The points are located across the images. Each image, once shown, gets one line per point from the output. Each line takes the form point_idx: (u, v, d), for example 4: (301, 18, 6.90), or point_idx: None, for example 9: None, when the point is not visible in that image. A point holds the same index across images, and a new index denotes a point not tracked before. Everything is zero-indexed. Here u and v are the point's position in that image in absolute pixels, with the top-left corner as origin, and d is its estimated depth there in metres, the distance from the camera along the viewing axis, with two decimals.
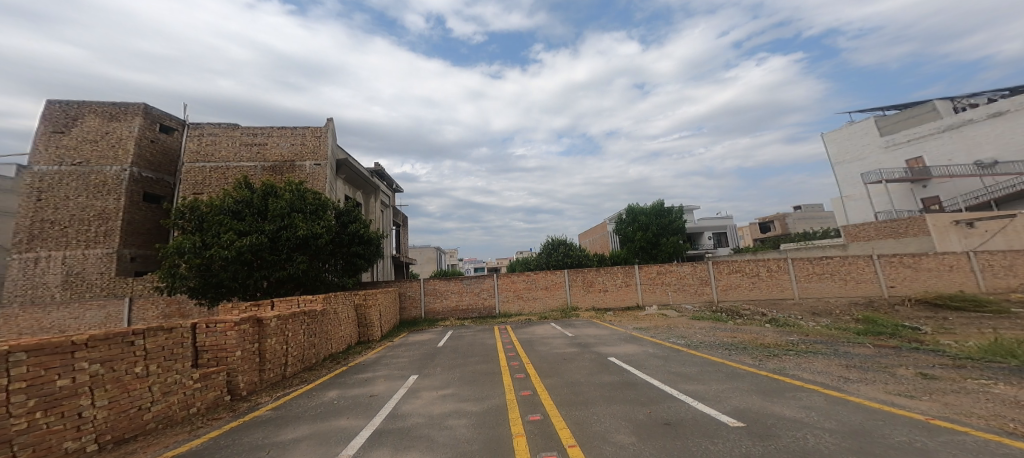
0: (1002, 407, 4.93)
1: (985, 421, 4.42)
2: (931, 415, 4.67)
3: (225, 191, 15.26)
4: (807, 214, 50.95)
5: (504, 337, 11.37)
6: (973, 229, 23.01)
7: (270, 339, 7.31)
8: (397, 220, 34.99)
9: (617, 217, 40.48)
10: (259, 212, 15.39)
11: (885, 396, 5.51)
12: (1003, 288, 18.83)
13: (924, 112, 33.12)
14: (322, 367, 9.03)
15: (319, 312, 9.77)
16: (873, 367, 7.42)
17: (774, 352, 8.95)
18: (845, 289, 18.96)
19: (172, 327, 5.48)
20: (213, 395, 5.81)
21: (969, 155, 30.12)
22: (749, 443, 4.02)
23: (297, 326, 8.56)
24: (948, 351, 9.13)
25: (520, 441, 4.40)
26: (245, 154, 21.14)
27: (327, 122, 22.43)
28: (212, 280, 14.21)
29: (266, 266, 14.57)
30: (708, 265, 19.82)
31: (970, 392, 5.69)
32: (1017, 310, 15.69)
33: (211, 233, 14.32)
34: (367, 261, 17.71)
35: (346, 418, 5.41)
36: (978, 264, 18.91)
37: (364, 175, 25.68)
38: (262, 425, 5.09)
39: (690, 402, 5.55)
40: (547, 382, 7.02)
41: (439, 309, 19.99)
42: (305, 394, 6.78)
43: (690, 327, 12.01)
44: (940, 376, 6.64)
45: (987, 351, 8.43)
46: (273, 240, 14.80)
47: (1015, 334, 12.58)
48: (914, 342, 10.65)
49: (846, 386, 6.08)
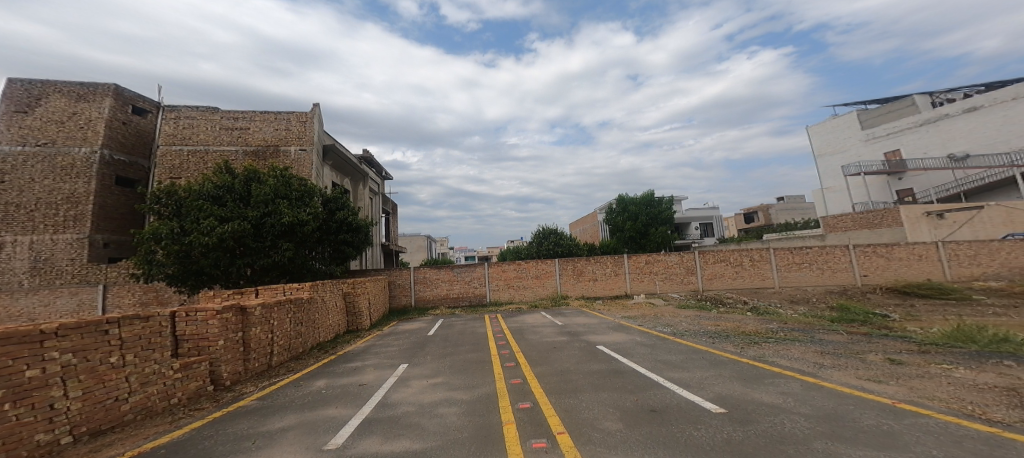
0: (962, 391, 5.19)
1: (952, 405, 4.61)
2: (897, 399, 4.89)
3: (205, 176, 14.78)
4: (789, 205, 52.16)
5: (494, 326, 11.39)
6: (943, 220, 23.94)
7: (254, 329, 7.20)
8: (387, 209, 34.62)
9: (607, 207, 40.82)
10: (241, 198, 15.00)
11: (857, 381, 5.72)
12: (967, 277, 19.71)
13: (903, 106, 34.18)
14: (309, 357, 8.94)
15: (305, 300, 9.64)
16: (846, 354, 7.70)
17: (754, 340, 9.21)
18: (822, 278, 19.58)
19: (149, 316, 5.36)
20: (195, 385, 5.73)
21: (943, 149, 31.14)
22: (730, 428, 4.16)
23: (283, 314, 8.44)
24: (914, 337, 9.52)
25: (511, 429, 4.47)
26: (225, 138, 20.44)
27: (313, 107, 21.87)
28: (191, 268, 13.85)
29: (250, 253, 14.24)
30: (694, 255, 20.12)
31: (933, 376, 5.96)
32: (979, 297, 16.54)
33: (190, 219, 13.92)
34: (355, 249, 17.53)
35: (334, 407, 5.40)
36: (945, 254, 19.72)
37: (352, 162, 25.15)
38: (249, 415, 5.07)
39: (675, 390, 5.68)
40: (537, 370, 7.10)
41: (430, 297, 19.96)
42: (291, 384, 6.71)
43: (677, 316, 12.27)
44: (908, 362, 6.92)
45: (949, 337, 8.84)
46: (257, 227, 14.43)
47: (977, 320, 13.26)
48: (884, 329, 11.07)
49: (821, 372, 6.30)
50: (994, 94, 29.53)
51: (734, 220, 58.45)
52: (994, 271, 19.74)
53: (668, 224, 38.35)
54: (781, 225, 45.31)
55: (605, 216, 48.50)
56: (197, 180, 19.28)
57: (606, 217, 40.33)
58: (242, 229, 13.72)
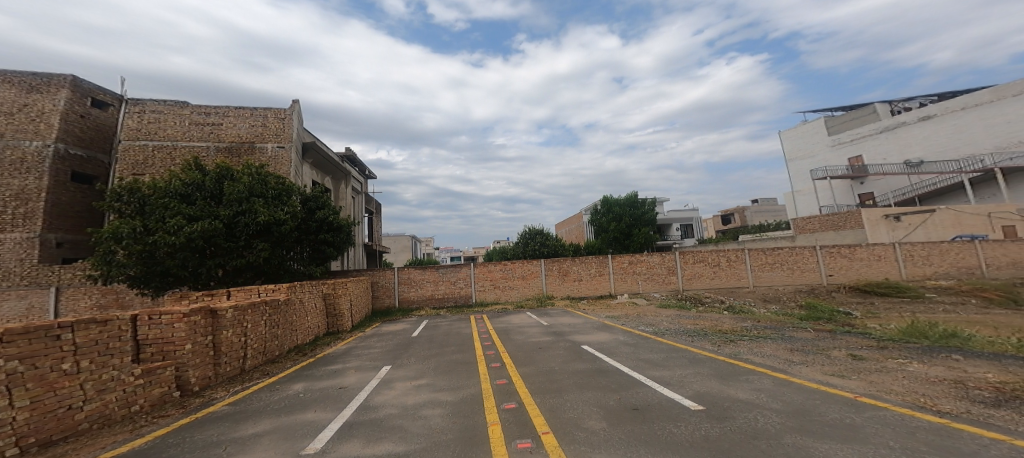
0: (916, 384, 5.50)
1: (907, 398, 4.87)
2: (858, 393, 5.14)
3: (172, 172, 14.14)
4: (762, 207, 54.04)
5: (480, 327, 11.34)
6: (900, 222, 25.20)
7: (225, 332, 6.95)
8: (370, 208, 34.07)
9: (592, 208, 41.37)
10: (212, 197, 14.42)
11: (823, 377, 5.99)
12: (921, 276, 20.89)
13: (865, 114, 35.96)
14: (287, 360, 8.69)
15: (281, 302, 9.36)
16: (813, 350, 8.05)
17: (730, 337, 9.50)
18: (792, 278, 20.36)
19: (107, 319, 5.09)
20: (159, 392, 5.47)
21: (901, 155, 32.98)
22: (707, 425, 4.28)
23: (257, 317, 8.17)
24: (873, 333, 10.05)
25: (495, 429, 4.46)
26: (195, 133, 19.65)
27: (292, 103, 21.31)
28: (156, 269, 13.22)
29: (221, 253, 13.74)
30: (675, 256, 20.57)
31: (890, 370, 6.30)
32: (931, 295, 17.88)
33: (155, 218, 13.27)
34: (336, 249, 17.21)
35: (313, 411, 5.27)
36: (901, 254, 20.82)
37: (333, 160, 24.61)
38: (220, 421, 4.88)
39: (656, 388, 5.80)
40: (522, 371, 7.10)
41: (414, 298, 19.71)
42: (267, 388, 6.50)
43: (658, 315, 12.55)
44: (868, 357, 7.28)
45: (905, 333, 9.36)
46: (229, 226, 13.91)
47: (931, 317, 14.09)
48: (847, 326, 11.63)
49: (791, 368, 6.56)
50: (946, 103, 31.40)
51: (711, 222, 60.15)
52: (944, 271, 20.98)
53: (651, 226, 39.04)
54: (757, 225, 47.19)
55: (590, 217, 49.09)
56: (163, 176, 18.41)
57: (591, 218, 40.95)
58: (213, 229, 13.18)
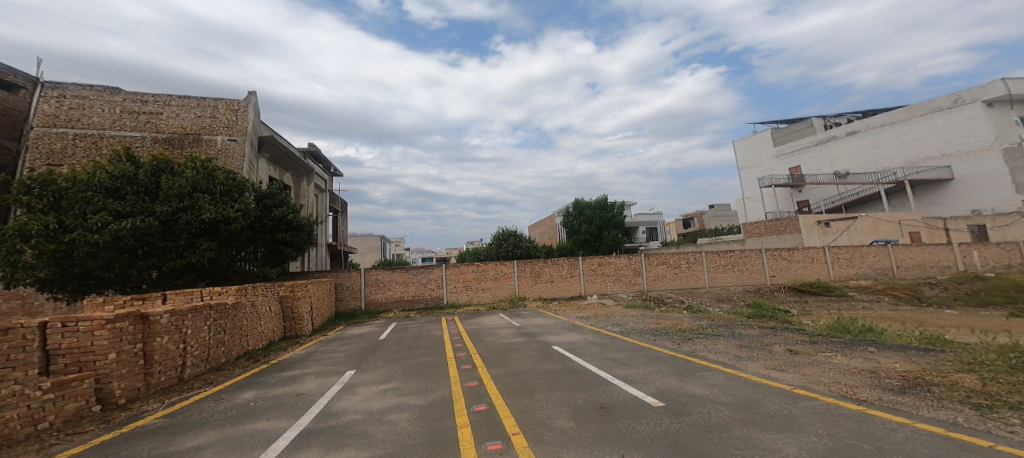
0: (840, 375, 6.02)
1: (831, 388, 5.32)
2: (794, 385, 5.55)
3: (97, 163, 12.67)
4: (719, 212, 57.14)
5: (451, 328, 11.19)
6: (829, 228, 27.57)
7: (159, 339, 6.41)
8: (336, 207, 32.78)
9: (565, 210, 42.03)
10: (147, 192, 13.09)
11: (765, 370, 6.41)
12: (845, 277, 22.81)
13: (803, 127, 39.10)
14: (235, 367, 8.16)
15: (229, 306, 8.77)
16: (757, 346, 8.59)
17: (689, 335, 9.97)
18: (741, 278, 21.64)
19: (9, 328, 4.49)
20: (75, 406, 4.92)
21: (832, 166, 36.38)
22: (667, 420, 4.46)
23: (200, 321, 7.61)
24: (807, 329, 10.90)
25: (465, 432, 4.40)
26: (127, 122, 18.01)
27: (249, 95, 20.11)
28: (73, 271, 11.74)
29: (157, 253, 12.57)
30: (641, 258, 21.26)
31: (819, 363, 6.85)
32: (853, 294, 19.82)
33: (73, 213, 11.74)
34: (295, 250, 16.42)
35: (265, 420, 4.99)
36: (829, 256, 22.70)
37: (294, 156, 23.45)
38: (153, 435, 4.50)
39: (622, 386, 5.97)
40: (493, 372, 7.06)
41: (382, 300, 19.15)
42: (210, 398, 6.07)
43: (625, 315, 12.94)
44: (802, 351, 7.88)
45: (831, 328, 10.24)
46: (167, 223, 12.74)
47: (855, 313, 15.53)
48: (785, 323, 12.56)
49: (739, 363, 6.98)
50: (868, 120, 34.69)
51: (673, 225, 62.85)
52: (865, 272, 23.13)
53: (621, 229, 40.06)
54: (714, 229, 49.75)
55: (562, 219, 49.86)
56: (85, 168, 16.48)
57: (563, 220, 41.61)
58: (147, 227, 11.95)
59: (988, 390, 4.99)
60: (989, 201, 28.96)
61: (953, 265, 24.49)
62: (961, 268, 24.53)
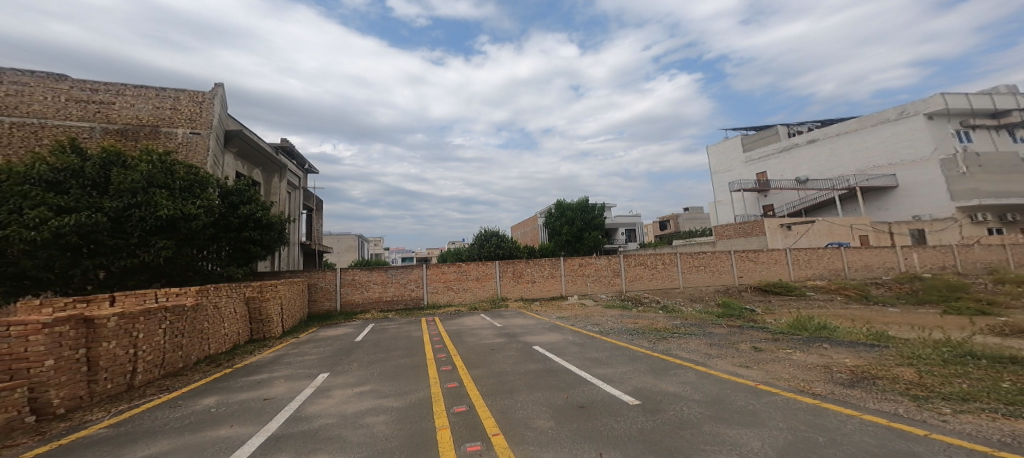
0: (798, 371, 6.30)
1: (791, 382, 5.58)
2: (759, 381, 5.76)
3: (37, 154, 11.62)
4: (694, 215, 58.79)
5: (430, 329, 11.05)
6: (791, 231, 28.81)
7: (105, 344, 6.03)
8: (310, 205, 31.90)
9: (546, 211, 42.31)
10: (94, 186, 12.02)
11: (734, 368, 6.64)
12: (804, 277, 23.92)
13: (768, 135, 40.76)
14: (194, 373, 7.78)
15: (188, 308, 8.35)
16: (725, 344, 8.88)
17: (663, 335, 10.21)
18: (712, 279, 22.35)
19: None
20: (6, 418, 4.55)
21: (794, 172, 38.16)
22: (643, 418, 4.55)
23: (154, 325, 7.21)
24: (769, 327, 11.38)
25: (444, 434, 4.35)
26: (74, 111, 16.67)
27: (216, 87, 19.31)
28: (6, 271, 10.75)
29: (105, 252, 11.78)
30: (619, 258, 21.62)
31: (780, 359, 7.16)
32: (811, 294, 20.83)
33: (8, 208, 10.70)
34: (264, 249, 15.85)
35: (227, 427, 4.78)
36: (791, 258, 23.75)
37: (265, 152, 22.66)
38: (97, 446, 4.23)
39: (600, 386, 6.05)
40: (474, 373, 7.01)
41: (358, 301, 18.71)
42: (165, 405, 5.76)
43: (603, 315, 13.14)
44: (765, 348, 8.21)
45: (791, 326, 10.72)
46: (118, 220, 11.91)
47: (813, 312, 16.35)
48: (751, 322, 13.07)
49: (709, 361, 7.20)
50: (826, 129, 36.71)
51: (650, 227, 64.26)
52: (822, 272, 24.37)
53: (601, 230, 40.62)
54: (688, 231, 51.20)
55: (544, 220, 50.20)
56: (25, 159, 14.93)
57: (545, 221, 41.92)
58: (95, 223, 11.08)
59: (924, 382, 5.35)
60: (927, 208, 31.06)
61: (896, 266, 26.00)
62: (902, 269, 26.11)
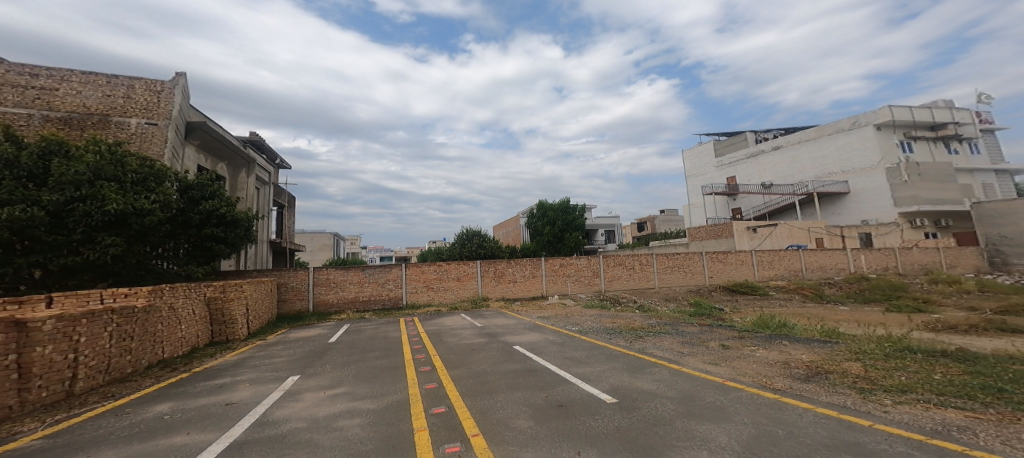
0: (763, 366, 6.54)
1: (754, 378, 5.80)
2: (726, 377, 5.95)
3: None
4: (670, 217, 60.25)
5: (409, 329, 10.87)
6: (756, 233, 29.92)
7: (39, 349, 5.64)
8: (282, 202, 30.95)
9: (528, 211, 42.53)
10: (33, 178, 11.22)
11: (704, 365, 6.84)
12: (768, 277, 24.89)
13: (738, 140, 42.28)
14: (145, 378, 7.38)
15: (139, 310, 7.92)
16: (696, 342, 9.14)
17: (638, 334, 10.40)
18: (685, 280, 22.97)
19: None
20: None
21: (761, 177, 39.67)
22: (619, 416, 4.62)
23: (98, 328, 6.80)
24: (737, 325, 11.76)
25: (422, 436, 4.30)
26: (9, 96, 15.64)
27: (176, 76, 18.40)
28: None
29: (42, 249, 10.94)
30: (599, 259, 21.91)
31: (745, 356, 7.42)
32: (772, 293, 21.68)
33: None
34: (226, 247, 15.23)
35: (182, 434, 4.57)
36: (756, 259, 24.71)
37: (232, 145, 21.80)
38: None
39: (578, 385, 6.10)
40: (453, 374, 6.95)
41: (332, 301, 18.24)
42: (113, 413, 5.44)
43: (583, 315, 13.27)
44: (732, 346, 8.49)
45: (756, 324, 11.13)
46: (59, 215, 11.09)
47: (776, 311, 17.03)
48: (720, 320, 13.49)
49: (681, 359, 7.40)
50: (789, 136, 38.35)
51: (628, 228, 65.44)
52: (783, 273, 25.39)
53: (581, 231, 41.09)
54: (664, 233, 52.45)
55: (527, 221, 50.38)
56: None
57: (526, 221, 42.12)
58: (30, 218, 10.31)
59: (869, 375, 5.67)
60: (873, 213, 32.88)
61: (846, 267, 27.39)
62: (852, 269, 27.57)
